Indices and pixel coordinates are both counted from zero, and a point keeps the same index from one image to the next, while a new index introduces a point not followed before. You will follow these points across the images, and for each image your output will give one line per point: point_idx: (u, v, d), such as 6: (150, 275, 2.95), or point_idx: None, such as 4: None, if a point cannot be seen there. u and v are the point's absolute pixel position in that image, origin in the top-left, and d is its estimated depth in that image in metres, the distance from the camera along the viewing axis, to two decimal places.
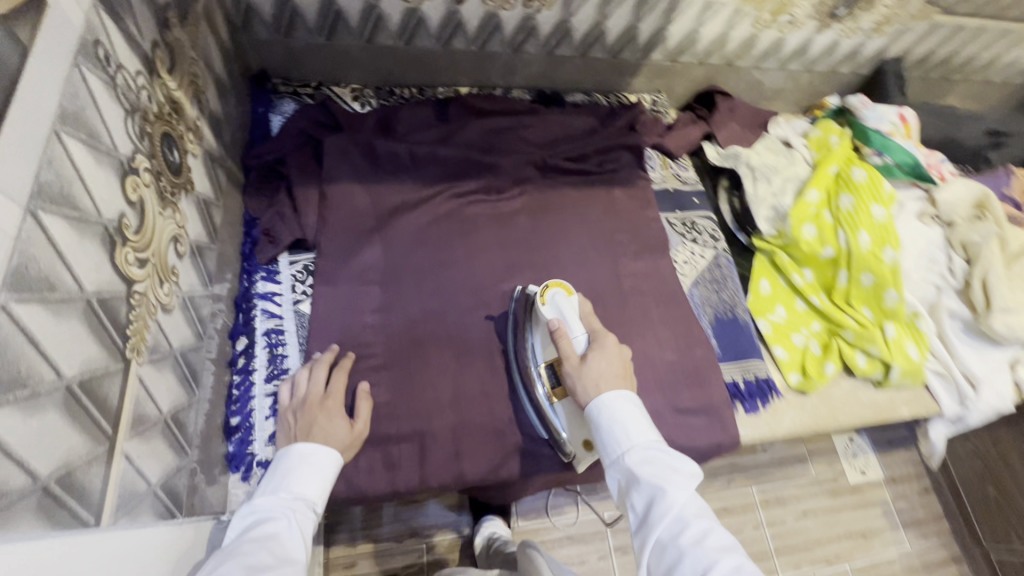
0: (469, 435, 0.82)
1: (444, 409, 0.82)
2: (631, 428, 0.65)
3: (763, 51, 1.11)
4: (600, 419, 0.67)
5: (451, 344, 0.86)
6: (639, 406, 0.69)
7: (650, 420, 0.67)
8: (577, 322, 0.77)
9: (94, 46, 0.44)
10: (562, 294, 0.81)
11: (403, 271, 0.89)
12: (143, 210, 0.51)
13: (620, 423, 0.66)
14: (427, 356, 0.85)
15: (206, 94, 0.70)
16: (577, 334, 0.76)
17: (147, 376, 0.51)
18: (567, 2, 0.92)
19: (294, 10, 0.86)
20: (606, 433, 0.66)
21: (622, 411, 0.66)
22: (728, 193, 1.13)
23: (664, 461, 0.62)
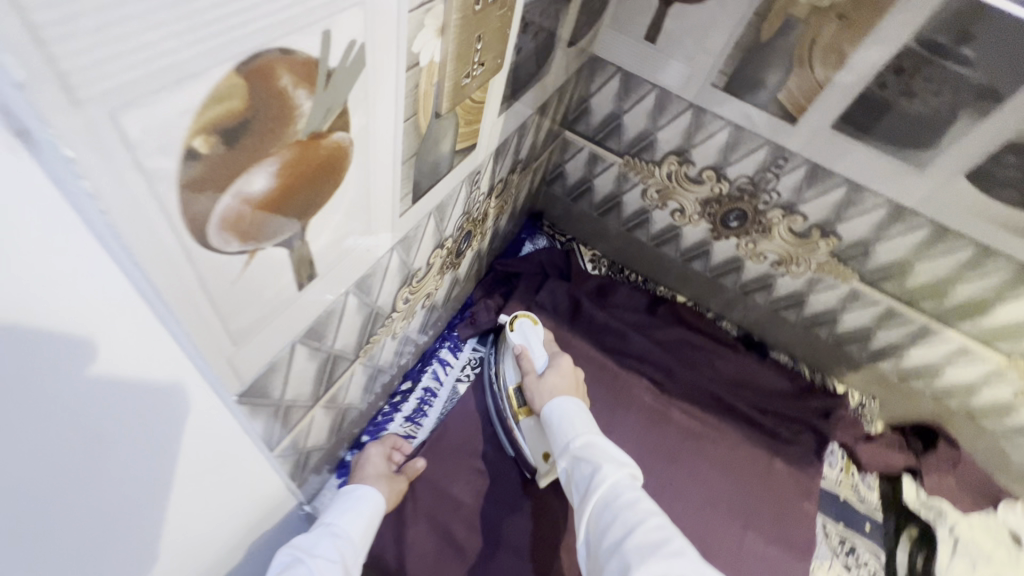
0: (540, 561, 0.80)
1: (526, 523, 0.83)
2: (578, 422, 0.68)
3: (1018, 426, 0.98)
4: (551, 418, 0.71)
5: None
6: (584, 408, 0.72)
7: (596, 420, 0.70)
8: (537, 340, 0.87)
9: (476, 173, 0.66)
10: (528, 321, 0.90)
11: None
12: (430, 270, 0.71)
13: (566, 419, 0.69)
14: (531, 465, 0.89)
15: (503, 213, 0.94)
16: (535, 352, 0.84)
17: (357, 372, 0.66)
18: (812, 280, 0.99)
19: (589, 188, 1.11)
20: (556, 429, 0.69)
21: (565, 408, 0.71)
22: (914, 546, 0.94)
23: (604, 446, 0.63)
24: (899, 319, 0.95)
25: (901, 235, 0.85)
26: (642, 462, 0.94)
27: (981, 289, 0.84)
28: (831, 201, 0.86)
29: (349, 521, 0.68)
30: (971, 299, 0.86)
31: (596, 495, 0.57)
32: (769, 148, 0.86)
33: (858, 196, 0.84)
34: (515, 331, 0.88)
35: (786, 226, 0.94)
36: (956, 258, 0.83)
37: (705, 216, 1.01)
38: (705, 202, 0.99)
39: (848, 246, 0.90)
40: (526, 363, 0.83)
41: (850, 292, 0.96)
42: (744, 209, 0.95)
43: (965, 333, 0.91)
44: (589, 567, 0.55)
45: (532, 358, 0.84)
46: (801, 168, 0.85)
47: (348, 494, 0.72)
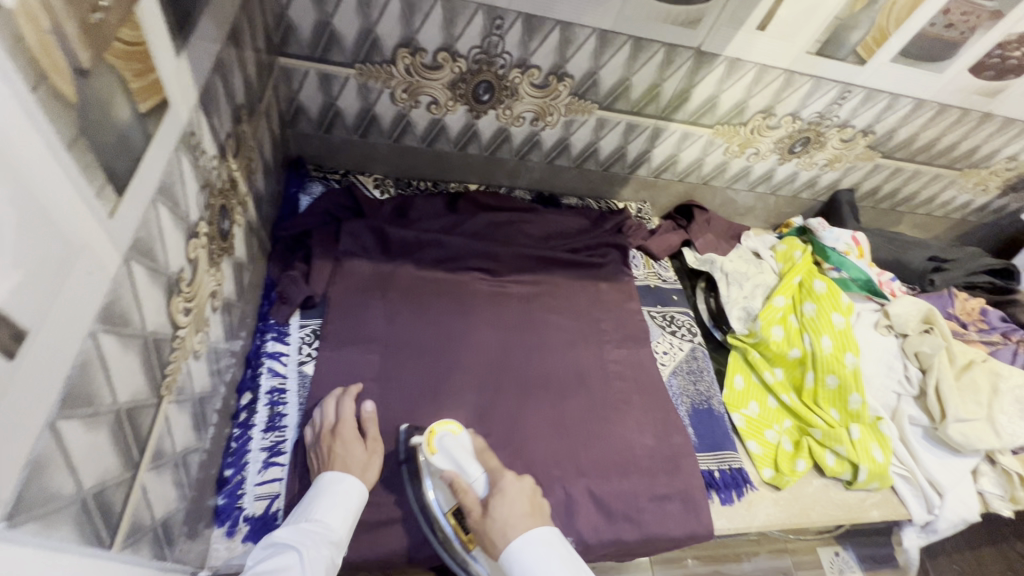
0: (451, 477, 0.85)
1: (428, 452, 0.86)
2: (547, 569, 0.65)
3: (734, 175, 1.28)
4: (514, 568, 0.66)
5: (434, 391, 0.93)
6: (553, 542, 0.68)
7: (564, 555, 0.67)
8: (469, 462, 0.78)
9: (190, 135, 0.55)
10: (451, 432, 0.81)
11: (402, 330, 0.97)
12: (197, 267, 0.59)
13: (534, 570, 0.65)
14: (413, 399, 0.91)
15: (255, 174, 0.82)
16: (471, 475, 0.77)
17: (172, 414, 0.55)
18: (567, 123, 1.09)
19: (336, 113, 1.01)
20: None
21: (534, 551, 0.66)
22: (706, 293, 1.24)
23: None
24: (638, 129, 1.12)
25: (613, 57, 0.96)
26: (505, 344, 1.02)
27: (679, 81, 1.03)
28: (552, 46, 0.93)
29: (330, 513, 0.69)
30: (676, 91, 1.05)
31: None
32: (483, 11, 0.87)
33: (571, 34, 0.92)
34: (439, 455, 0.78)
35: (528, 82, 0.99)
36: (655, 62, 0.98)
37: (459, 100, 1.01)
38: (452, 86, 0.98)
39: (581, 82, 1.00)
40: (466, 495, 0.74)
41: (598, 122, 1.09)
42: (488, 79, 0.98)
43: (682, 122, 1.12)
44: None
45: (470, 485, 0.76)
46: (516, 22, 0.89)
47: (328, 484, 0.72)
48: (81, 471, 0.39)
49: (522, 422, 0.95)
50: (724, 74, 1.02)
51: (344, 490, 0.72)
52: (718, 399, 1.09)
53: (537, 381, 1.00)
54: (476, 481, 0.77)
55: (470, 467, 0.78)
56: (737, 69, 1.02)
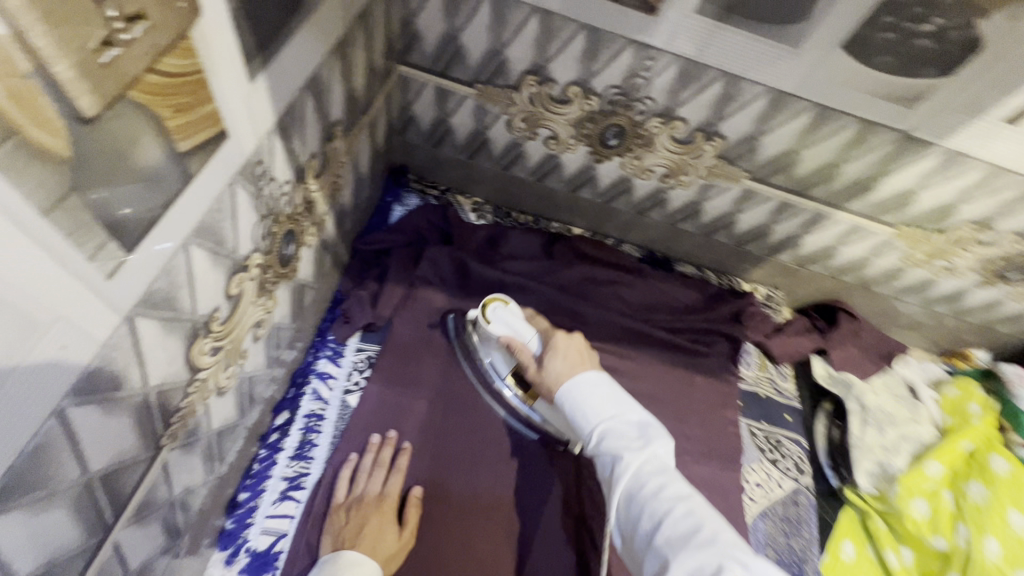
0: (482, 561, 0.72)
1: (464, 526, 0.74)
2: (594, 404, 0.60)
3: (907, 285, 1.01)
4: (564, 400, 0.63)
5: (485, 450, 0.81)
6: (607, 382, 0.63)
7: (617, 397, 0.62)
8: (519, 325, 0.76)
9: (256, 165, 0.48)
10: (503, 305, 0.78)
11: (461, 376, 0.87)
12: (238, 302, 0.53)
13: (581, 402, 0.61)
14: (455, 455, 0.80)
15: (343, 188, 0.76)
16: (525, 336, 0.75)
17: (173, 460, 0.50)
18: (703, 187, 0.91)
19: (448, 130, 0.93)
20: (570, 413, 0.62)
21: (581, 388, 0.63)
22: (830, 419, 1.00)
23: (623, 431, 0.57)
24: (793, 210, 0.91)
25: (784, 124, 0.77)
26: None
27: (867, 166, 0.80)
28: (708, 99, 0.76)
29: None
30: (858, 177, 0.82)
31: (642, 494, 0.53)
32: (633, 48, 0.72)
33: (736, 89, 0.74)
34: (492, 322, 0.77)
35: (668, 134, 0.83)
36: (840, 138, 0.77)
37: (582, 139, 0.88)
38: (578, 124, 0.85)
39: (734, 145, 0.82)
40: (521, 354, 0.74)
41: (743, 192, 0.90)
42: (621, 123, 0.83)
43: (855, 212, 0.88)
44: (626, 551, 0.54)
45: (524, 345, 0.74)
46: (671, 66, 0.73)
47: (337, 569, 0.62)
48: (16, 561, 0.34)
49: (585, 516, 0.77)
50: (935, 168, 0.78)
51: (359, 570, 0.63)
52: (815, 567, 0.86)
53: None
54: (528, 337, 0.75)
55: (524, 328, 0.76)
56: (956, 165, 0.76)
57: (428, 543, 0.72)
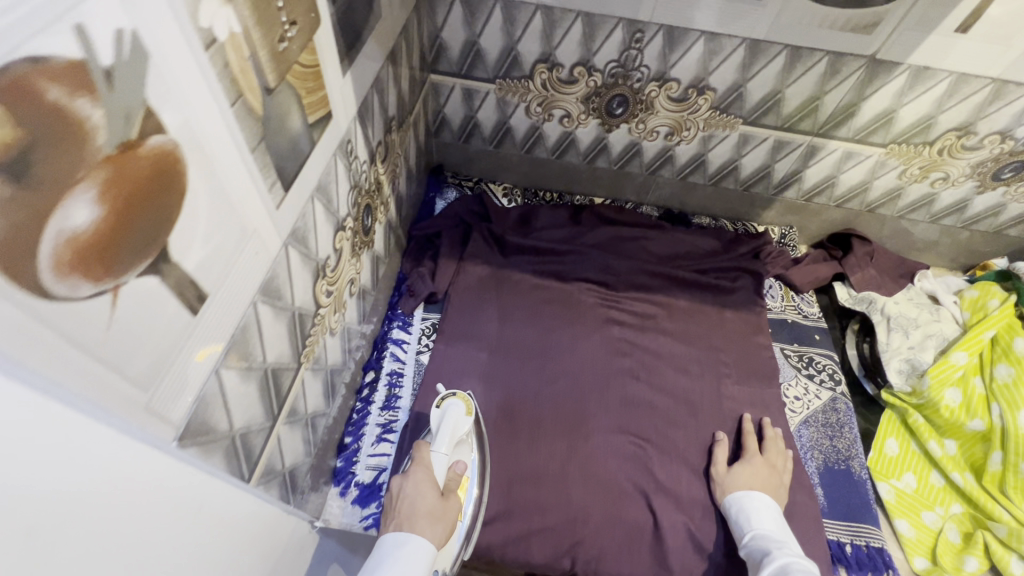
0: (544, 483, 0.85)
1: (522, 457, 0.87)
2: (759, 515, 0.79)
3: (911, 203, 1.09)
4: (732, 511, 0.82)
5: (544, 392, 0.94)
6: (767, 500, 0.82)
7: (778, 515, 0.80)
8: (447, 434, 0.76)
9: (347, 143, 0.63)
10: (462, 407, 0.80)
11: (512, 330, 1.01)
12: (340, 257, 0.68)
13: (751, 511, 0.80)
14: (514, 394, 0.93)
15: (398, 178, 0.91)
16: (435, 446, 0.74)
17: (307, 380, 0.65)
18: (705, 139, 1.03)
19: (476, 124, 1.08)
20: (736, 521, 0.81)
21: (752, 501, 0.81)
22: (859, 338, 1.08)
23: (767, 538, 0.76)
24: (789, 145, 1.01)
25: (765, 68, 0.89)
26: (614, 359, 0.99)
27: (846, 93, 0.91)
28: (695, 57, 0.89)
29: None
30: (841, 105, 0.93)
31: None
32: (624, 25, 0.87)
33: (717, 44, 0.87)
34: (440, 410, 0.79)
35: (665, 96, 0.96)
36: (815, 72, 0.88)
37: (592, 113, 1.02)
38: (586, 100, 0.99)
39: (724, 95, 0.94)
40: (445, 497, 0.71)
41: (741, 137, 1.01)
42: (623, 92, 0.97)
43: (844, 139, 0.99)
44: None
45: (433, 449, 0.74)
46: (657, 34, 0.87)
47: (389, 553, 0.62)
48: (235, 416, 0.48)
49: (639, 437, 0.91)
50: (907, 84, 0.88)
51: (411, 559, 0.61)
52: (862, 463, 0.92)
53: (638, 407, 0.94)
54: (440, 462, 0.73)
55: (456, 437, 0.76)
56: (925, 78, 0.87)
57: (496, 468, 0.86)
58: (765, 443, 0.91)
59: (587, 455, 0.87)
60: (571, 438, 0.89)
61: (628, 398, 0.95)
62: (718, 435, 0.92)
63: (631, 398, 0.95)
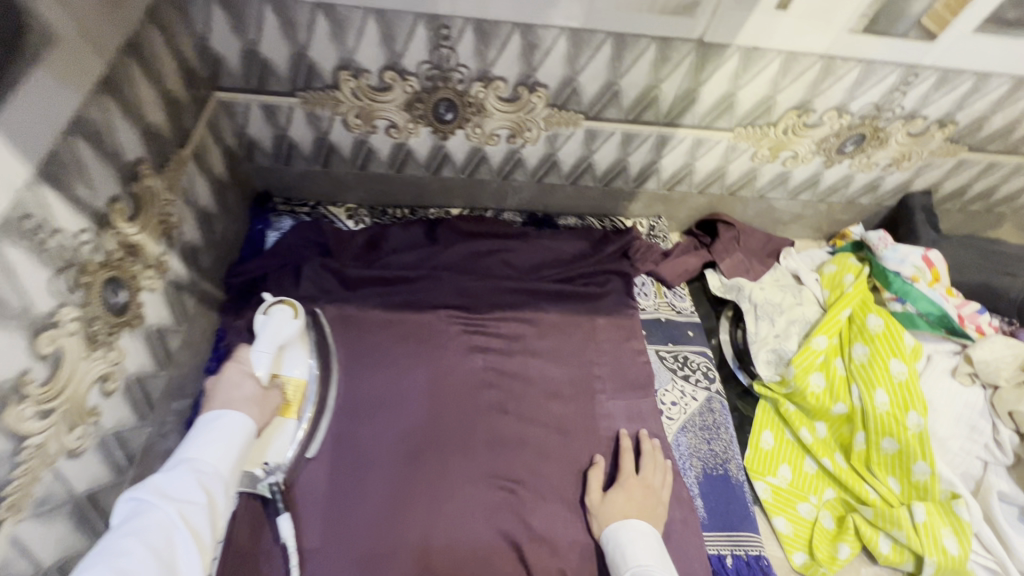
0: (404, 556, 0.75)
1: (378, 530, 0.77)
2: (637, 548, 0.74)
3: (768, 183, 1.06)
4: (609, 546, 0.76)
5: (401, 447, 0.84)
6: (643, 528, 0.77)
7: (655, 543, 0.75)
8: (270, 336, 0.80)
9: (22, 221, 0.47)
10: (289, 311, 0.83)
11: (360, 378, 0.89)
12: (61, 360, 0.53)
13: (627, 545, 0.74)
14: (366, 455, 0.83)
15: (181, 226, 0.75)
16: (255, 346, 0.79)
17: (27, 532, 0.50)
18: (550, 138, 0.94)
19: (292, 144, 0.93)
20: (614, 556, 0.75)
21: (628, 532, 0.75)
22: (733, 324, 1.05)
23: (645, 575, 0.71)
24: (638, 138, 0.94)
25: (592, 60, 0.80)
26: (480, 392, 0.90)
27: (682, 80, 0.84)
28: (515, 52, 0.78)
29: (210, 453, 0.66)
30: (679, 93, 0.86)
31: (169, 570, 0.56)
32: (425, 22, 0.74)
33: (534, 37, 0.77)
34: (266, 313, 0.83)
35: (495, 96, 0.85)
36: (646, 61, 0.81)
37: (420, 121, 0.89)
38: (409, 107, 0.86)
39: (558, 91, 0.85)
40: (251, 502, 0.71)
41: (587, 134, 0.93)
42: (448, 96, 0.85)
43: (691, 127, 0.93)
44: None
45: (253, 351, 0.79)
46: (466, 30, 0.75)
47: (206, 421, 0.69)
48: None
49: (508, 480, 0.83)
50: (739, 67, 0.83)
51: (220, 427, 0.69)
52: (738, 463, 0.90)
53: (507, 445, 0.86)
54: (260, 361, 0.78)
55: (278, 340, 0.81)
56: (755, 59, 0.82)
57: (350, 549, 0.76)
58: (641, 460, 0.85)
59: (452, 513, 0.79)
60: (433, 496, 0.80)
61: (496, 437, 0.87)
62: (594, 459, 0.86)
63: (500, 435, 0.87)
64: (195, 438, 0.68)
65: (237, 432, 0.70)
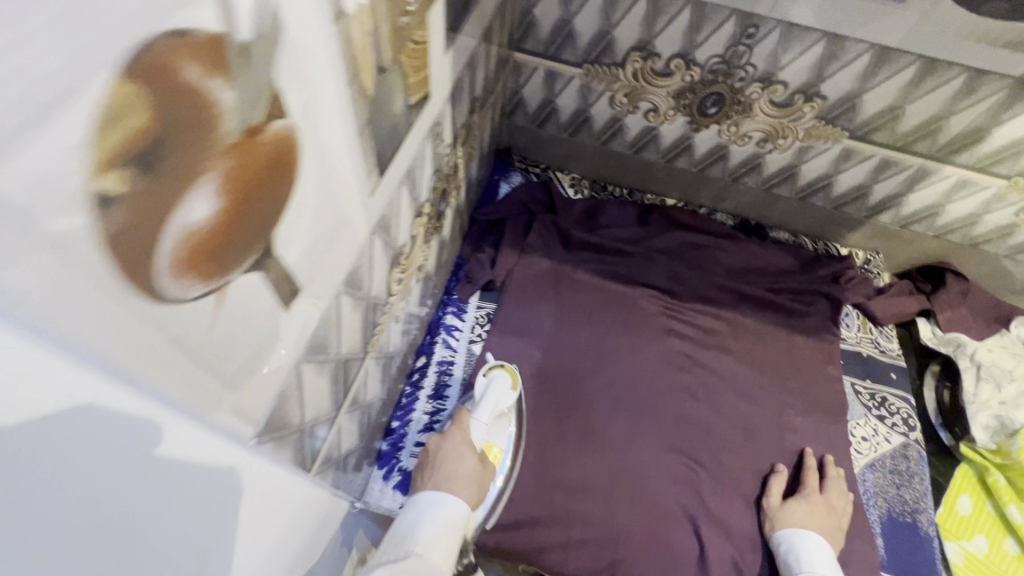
0: (589, 494, 0.83)
1: (569, 464, 0.85)
2: (806, 553, 0.75)
3: (1021, 243, 0.99)
4: (780, 548, 0.78)
5: (596, 399, 0.91)
6: (815, 538, 0.77)
7: (828, 554, 0.75)
8: (489, 404, 0.80)
9: (436, 126, 0.59)
10: (507, 379, 0.84)
11: (568, 330, 0.97)
12: (414, 243, 0.65)
13: (795, 548, 0.76)
14: (565, 397, 0.91)
15: (472, 161, 0.87)
16: (475, 413, 0.78)
17: (370, 369, 0.63)
18: (802, 150, 0.95)
19: (553, 109, 1.03)
20: (783, 558, 0.77)
21: (799, 538, 0.77)
22: (938, 381, 1.00)
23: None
24: (896, 166, 0.92)
25: (888, 79, 0.80)
26: (672, 373, 0.95)
27: (977, 116, 0.81)
28: (811, 60, 0.81)
29: (432, 542, 0.59)
30: (968, 129, 0.83)
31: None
32: (737, 18, 0.79)
33: (840, 48, 0.78)
34: (485, 381, 0.83)
35: (768, 99, 0.88)
36: (948, 89, 0.79)
37: (681, 110, 0.94)
38: (679, 95, 0.92)
39: (835, 104, 0.86)
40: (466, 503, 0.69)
41: (844, 152, 0.92)
42: (722, 91, 0.89)
43: (963, 166, 0.89)
44: None
45: (473, 417, 0.78)
46: (774, 31, 0.79)
47: (426, 504, 0.62)
48: (308, 411, 0.47)
49: (690, 459, 0.87)
50: None
51: (438, 511, 0.62)
52: (930, 519, 0.86)
53: (692, 427, 0.90)
54: (479, 428, 0.77)
55: (497, 408, 0.80)
56: None
57: (541, 472, 0.84)
58: (825, 483, 0.86)
59: (635, 471, 0.85)
60: (619, 449, 0.86)
61: (683, 418, 0.91)
62: (777, 466, 0.87)
63: (686, 416, 0.91)
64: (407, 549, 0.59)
65: (451, 517, 0.62)
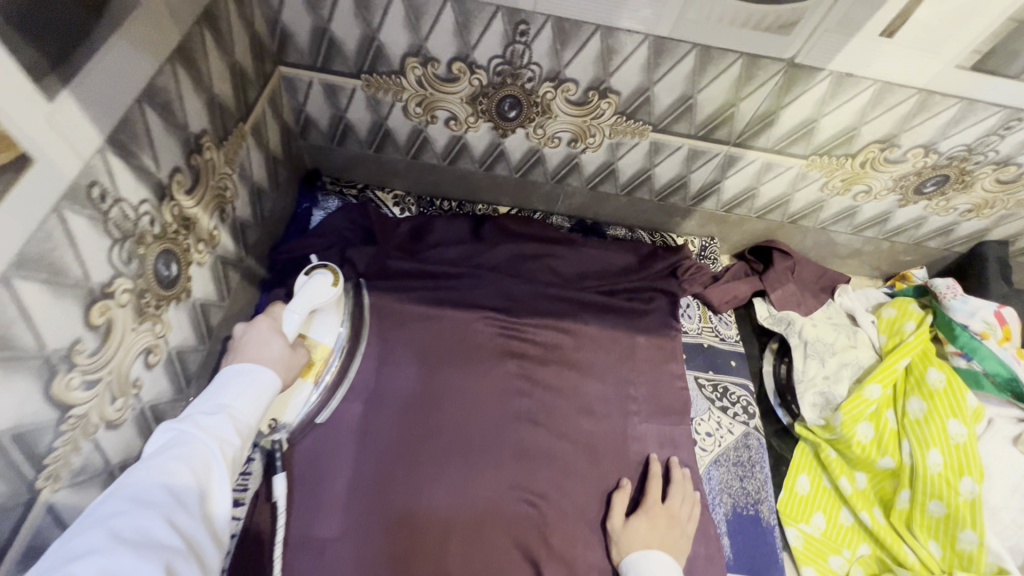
0: (421, 559, 0.74)
1: (397, 528, 0.75)
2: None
3: (834, 216, 1.01)
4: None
5: (426, 445, 0.81)
6: (661, 559, 0.74)
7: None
8: (303, 299, 0.76)
9: (87, 189, 0.46)
10: (328, 276, 0.79)
11: (393, 371, 0.86)
12: (111, 331, 0.52)
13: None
14: (391, 450, 0.80)
15: (235, 202, 0.74)
16: (289, 307, 0.74)
17: (63, 502, 0.49)
18: (613, 147, 0.90)
19: (348, 126, 0.91)
20: None
21: (645, 564, 0.73)
22: (778, 358, 1.01)
23: None
24: (704, 155, 0.90)
25: (671, 70, 0.76)
26: (512, 400, 0.87)
27: (762, 100, 0.79)
28: (591, 55, 0.75)
29: (240, 397, 0.60)
30: (758, 114, 0.81)
31: (205, 502, 0.53)
32: (503, 15, 0.71)
33: (615, 40, 0.73)
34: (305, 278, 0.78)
35: (563, 98, 0.81)
36: (729, 76, 0.76)
37: (481, 116, 0.86)
38: (472, 101, 0.83)
39: (629, 99, 0.81)
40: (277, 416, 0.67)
41: (652, 146, 0.89)
42: (515, 93, 0.81)
43: (763, 149, 0.88)
44: None
45: (284, 313, 0.74)
46: (545, 27, 0.72)
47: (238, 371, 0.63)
48: None
49: (533, 495, 0.81)
50: (828, 92, 0.77)
51: (249, 376, 0.63)
52: (771, 506, 0.87)
53: (534, 457, 0.83)
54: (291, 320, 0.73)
55: (313, 304, 0.76)
56: (847, 86, 0.76)
57: (365, 543, 0.74)
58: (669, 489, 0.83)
59: (471, 522, 0.77)
60: (453, 500, 0.78)
61: (524, 449, 0.84)
62: (621, 482, 0.84)
63: (528, 447, 0.84)
64: (229, 385, 0.62)
65: (263, 383, 0.63)
